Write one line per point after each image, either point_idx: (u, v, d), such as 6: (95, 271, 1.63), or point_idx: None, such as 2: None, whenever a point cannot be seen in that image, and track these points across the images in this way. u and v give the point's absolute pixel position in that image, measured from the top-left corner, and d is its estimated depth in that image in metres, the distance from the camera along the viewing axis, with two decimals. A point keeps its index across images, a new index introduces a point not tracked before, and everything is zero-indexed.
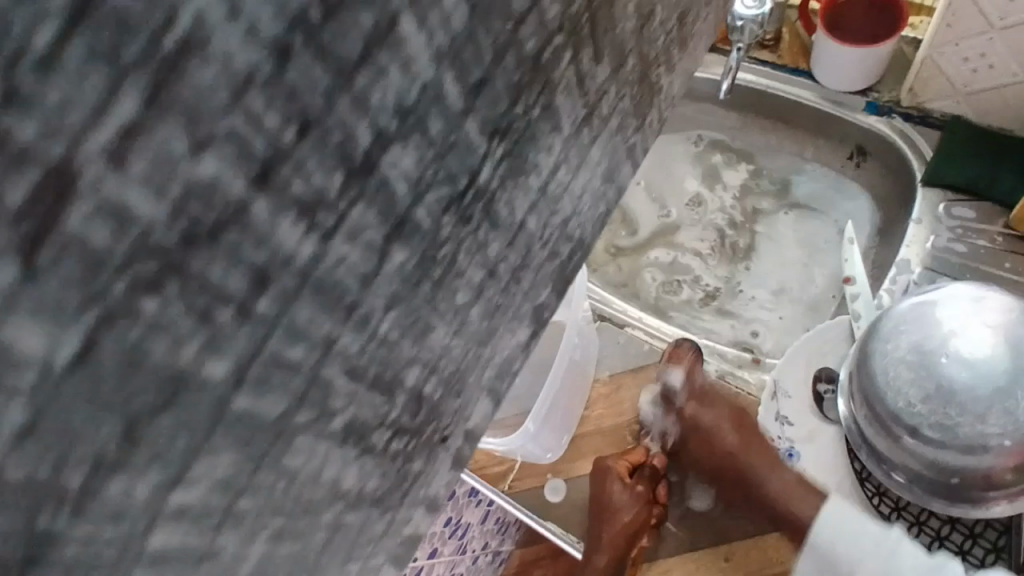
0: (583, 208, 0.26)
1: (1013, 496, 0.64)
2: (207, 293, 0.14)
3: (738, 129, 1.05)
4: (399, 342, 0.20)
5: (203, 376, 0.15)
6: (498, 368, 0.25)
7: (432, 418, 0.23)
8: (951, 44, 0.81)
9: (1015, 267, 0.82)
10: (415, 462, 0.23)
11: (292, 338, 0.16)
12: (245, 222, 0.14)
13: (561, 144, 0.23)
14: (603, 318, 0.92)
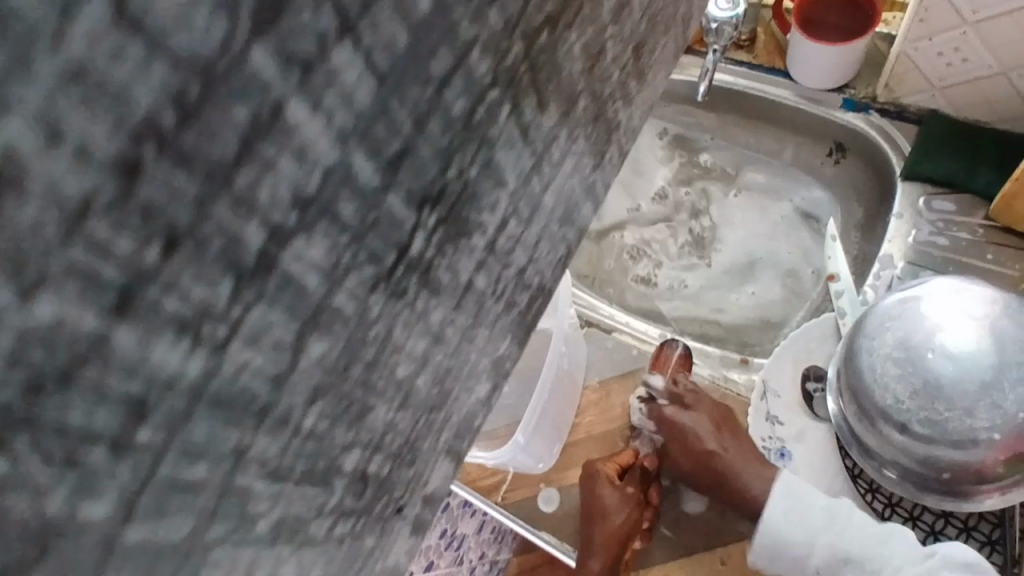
0: (541, 254, 0.24)
1: (1005, 489, 0.64)
2: (62, 441, 0.11)
3: (719, 129, 1.07)
4: (331, 432, 0.17)
5: (76, 527, 0.12)
6: (456, 429, 0.24)
7: (383, 490, 0.21)
8: (925, 40, 0.81)
9: (997, 259, 0.82)
10: (366, 539, 0.22)
11: (188, 461, 0.14)
12: (104, 353, 0.11)
13: (506, 200, 0.21)
14: (590, 323, 0.92)
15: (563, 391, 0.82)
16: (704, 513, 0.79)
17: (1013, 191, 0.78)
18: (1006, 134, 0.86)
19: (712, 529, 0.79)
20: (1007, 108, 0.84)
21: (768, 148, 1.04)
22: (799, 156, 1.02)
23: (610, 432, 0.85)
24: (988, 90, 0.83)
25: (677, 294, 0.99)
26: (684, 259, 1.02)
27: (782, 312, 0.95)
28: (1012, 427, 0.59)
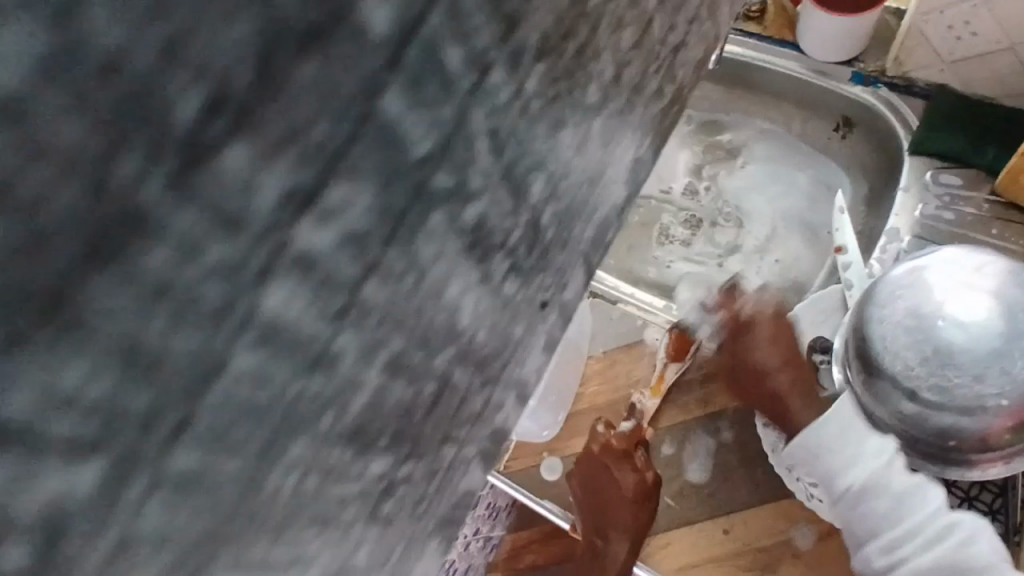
0: (610, 164, 0.22)
1: (1009, 457, 0.64)
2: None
3: (721, 101, 1.05)
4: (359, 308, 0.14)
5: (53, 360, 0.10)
6: (528, 369, 0.21)
7: (450, 414, 0.19)
8: (936, 12, 0.80)
9: (1002, 234, 0.83)
10: (431, 484, 0.19)
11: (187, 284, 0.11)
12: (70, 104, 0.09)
13: (584, 108, 0.19)
14: (595, 294, 0.90)
15: (569, 359, 0.82)
16: (708, 482, 0.80)
17: (1019, 166, 0.78)
18: (1013, 111, 0.86)
19: (714, 498, 0.79)
20: (1017, 85, 0.84)
21: (774, 123, 1.03)
22: (806, 130, 1.00)
23: (615, 402, 0.84)
24: (997, 67, 0.83)
25: (681, 248, 1.00)
26: (685, 227, 1.01)
27: (797, 270, 0.96)
28: (1020, 394, 0.59)
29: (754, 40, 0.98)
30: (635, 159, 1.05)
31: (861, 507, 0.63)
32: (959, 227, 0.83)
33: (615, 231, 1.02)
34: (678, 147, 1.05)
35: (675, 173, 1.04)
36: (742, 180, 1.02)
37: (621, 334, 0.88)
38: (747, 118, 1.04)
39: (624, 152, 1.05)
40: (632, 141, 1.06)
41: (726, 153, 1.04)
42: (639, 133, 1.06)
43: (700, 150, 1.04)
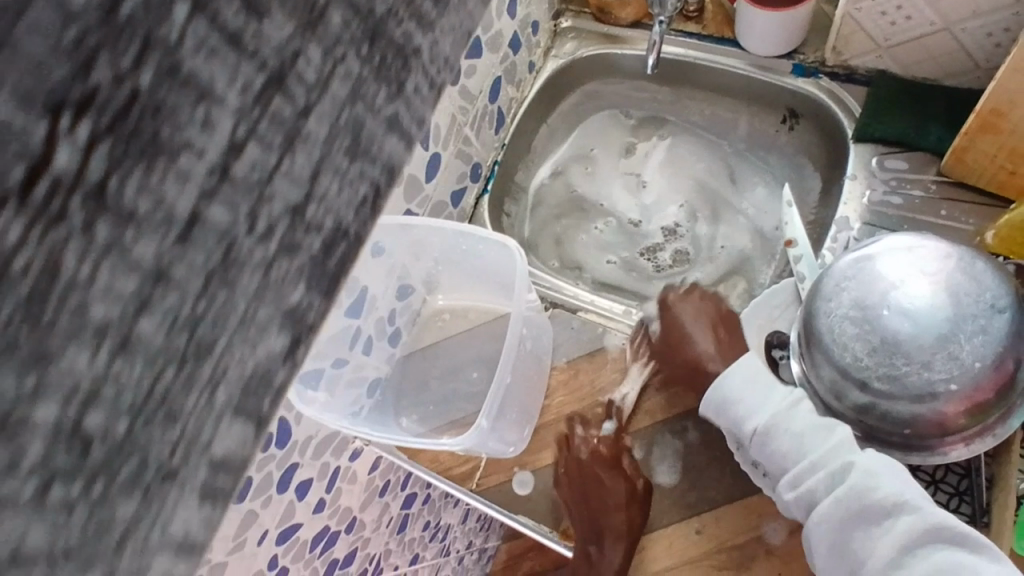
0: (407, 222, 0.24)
1: (969, 439, 0.65)
2: None
3: (670, 102, 1.06)
4: None
5: None
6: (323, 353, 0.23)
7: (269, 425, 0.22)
8: (868, 0, 0.80)
9: (951, 214, 0.83)
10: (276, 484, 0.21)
11: None
12: None
13: None
14: (555, 305, 0.91)
15: (528, 373, 0.82)
16: (677, 484, 0.79)
17: (963, 144, 0.79)
18: (951, 90, 0.87)
19: (685, 499, 0.79)
20: (954, 65, 0.84)
21: (723, 120, 1.04)
22: (754, 125, 1.02)
23: (582, 412, 0.84)
24: (934, 47, 0.83)
25: (633, 252, 1.03)
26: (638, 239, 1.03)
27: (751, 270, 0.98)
28: (970, 378, 0.60)
29: (695, 39, 0.99)
30: (599, 163, 1.08)
31: (767, 450, 0.66)
32: (911, 209, 0.84)
33: (566, 236, 1.04)
34: (641, 153, 1.07)
35: (630, 183, 1.06)
36: (694, 186, 1.05)
37: (584, 342, 0.88)
38: (698, 117, 1.05)
39: (585, 154, 1.09)
40: (591, 150, 1.09)
41: (677, 160, 1.06)
42: (598, 142, 1.09)
43: (650, 161, 1.07)
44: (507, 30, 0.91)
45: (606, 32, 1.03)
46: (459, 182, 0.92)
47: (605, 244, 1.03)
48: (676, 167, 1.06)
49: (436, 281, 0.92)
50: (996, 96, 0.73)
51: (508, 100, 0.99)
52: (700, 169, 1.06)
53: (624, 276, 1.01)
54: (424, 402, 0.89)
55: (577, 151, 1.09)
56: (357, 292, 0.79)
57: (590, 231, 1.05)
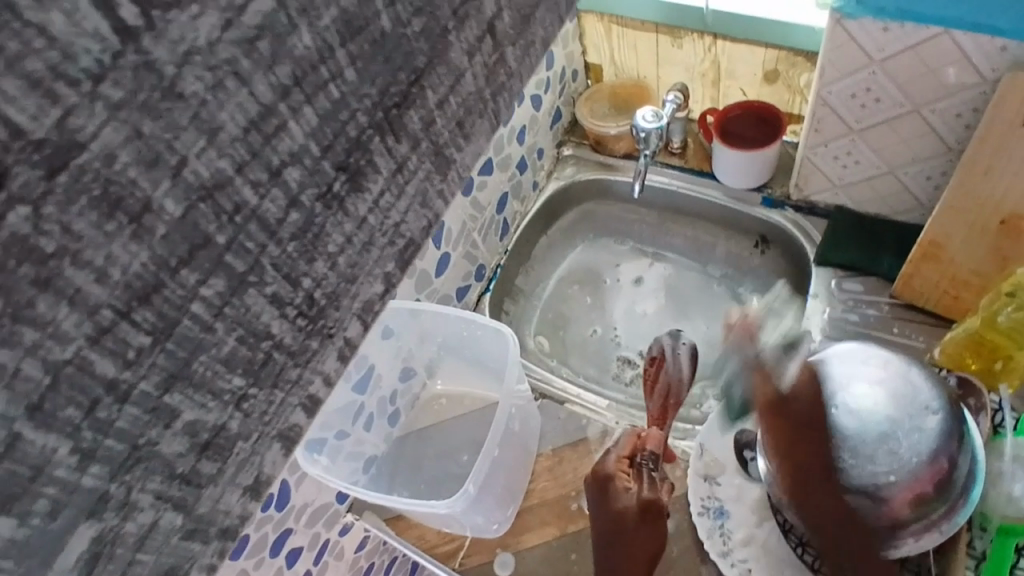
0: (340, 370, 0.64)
1: (919, 534, 0.70)
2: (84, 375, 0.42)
3: (656, 225, 1.19)
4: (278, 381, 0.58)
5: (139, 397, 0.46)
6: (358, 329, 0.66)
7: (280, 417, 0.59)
8: (822, 146, 0.95)
9: (902, 331, 0.94)
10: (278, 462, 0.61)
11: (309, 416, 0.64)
12: (56, 330, 0.40)
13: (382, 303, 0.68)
14: (543, 395, 0.99)
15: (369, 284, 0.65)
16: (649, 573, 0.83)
17: (909, 271, 0.92)
18: (902, 225, 0.99)
19: None
20: (900, 204, 0.97)
21: (703, 242, 1.16)
22: (730, 249, 1.14)
23: (563, 498, 0.90)
24: (881, 188, 0.96)
25: (608, 358, 1.11)
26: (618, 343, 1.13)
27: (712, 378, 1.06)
28: (907, 472, 0.68)
29: (679, 171, 1.13)
30: (605, 271, 1.19)
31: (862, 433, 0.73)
32: (867, 326, 0.94)
33: (575, 346, 1.13)
34: (634, 263, 1.19)
35: (639, 297, 1.16)
36: (698, 313, 1.13)
37: (570, 431, 0.95)
38: (680, 239, 1.17)
39: (594, 266, 1.20)
40: (602, 257, 1.20)
41: (670, 279, 1.17)
42: (593, 251, 1.21)
43: (649, 279, 1.17)
44: (515, 153, 1.06)
45: (601, 161, 1.18)
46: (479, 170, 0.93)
47: (596, 346, 1.13)
48: (665, 286, 1.16)
49: (436, 366, 1.00)
50: (933, 232, 0.87)
51: (512, 213, 1.12)
52: (704, 293, 1.14)
53: (617, 387, 1.08)
54: (416, 481, 0.94)
55: (586, 265, 1.20)
56: (364, 370, 0.88)
57: (586, 335, 1.14)
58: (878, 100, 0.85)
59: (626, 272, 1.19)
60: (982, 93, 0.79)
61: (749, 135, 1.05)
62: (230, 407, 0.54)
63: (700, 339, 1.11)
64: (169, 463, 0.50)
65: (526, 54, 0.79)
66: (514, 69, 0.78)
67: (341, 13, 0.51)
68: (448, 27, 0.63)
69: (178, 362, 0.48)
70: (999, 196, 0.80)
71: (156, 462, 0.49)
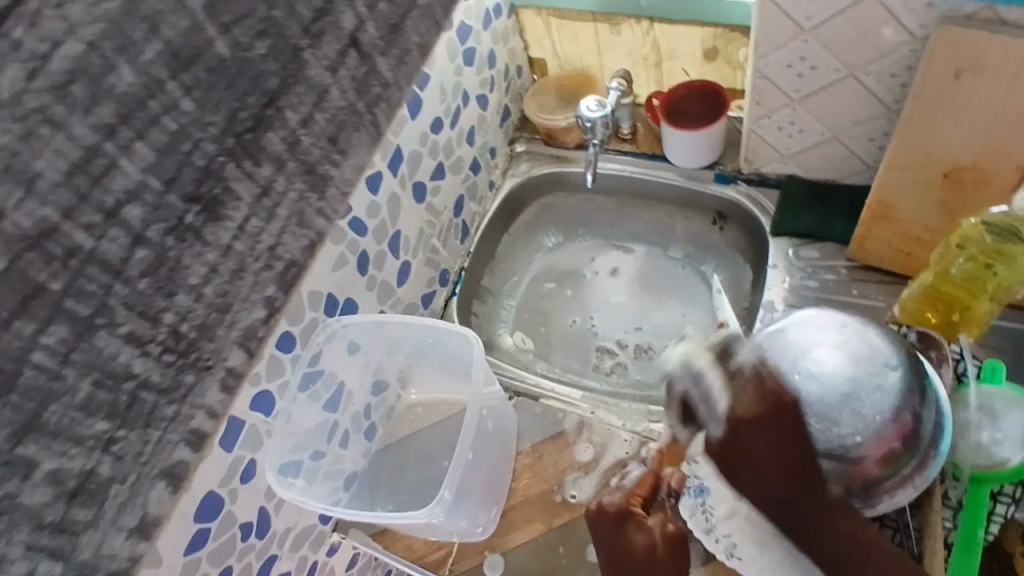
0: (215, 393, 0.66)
1: (894, 491, 0.72)
2: None
3: (616, 212, 1.19)
4: (151, 408, 0.61)
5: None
6: (240, 337, 0.68)
7: (156, 456, 0.62)
8: (765, 118, 0.96)
9: (862, 293, 0.96)
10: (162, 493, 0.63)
11: (198, 446, 0.66)
12: None
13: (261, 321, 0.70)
14: (518, 394, 0.99)
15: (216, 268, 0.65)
16: None
17: (862, 234, 0.94)
18: (851, 188, 1.00)
19: None
20: (848, 167, 0.98)
21: (664, 225, 1.17)
22: (689, 229, 1.15)
23: (545, 493, 0.90)
24: (828, 153, 0.98)
25: (586, 349, 1.11)
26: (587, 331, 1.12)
27: None
28: (872, 431, 0.69)
29: (632, 156, 1.14)
30: (579, 266, 1.19)
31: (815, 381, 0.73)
32: (826, 292, 0.96)
33: (549, 340, 1.13)
34: (608, 255, 1.19)
35: (620, 290, 1.16)
36: (668, 295, 1.13)
37: (548, 425, 0.96)
38: (641, 222, 1.18)
39: (566, 262, 1.19)
40: (572, 251, 1.20)
41: (644, 267, 1.17)
42: (563, 244, 1.20)
43: (627, 269, 1.17)
44: (466, 154, 1.06)
45: (554, 153, 1.19)
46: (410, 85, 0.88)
47: (576, 340, 1.12)
48: (641, 275, 1.16)
49: (409, 376, 1.00)
50: (882, 193, 0.88)
51: (470, 215, 1.12)
52: (673, 276, 1.15)
53: (600, 378, 1.08)
54: (399, 492, 0.94)
55: (560, 262, 1.19)
56: (334, 387, 0.88)
57: (568, 331, 1.13)
58: (814, 68, 0.87)
59: (603, 265, 1.18)
60: (914, 51, 0.80)
61: (696, 114, 1.06)
62: (97, 452, 0.57)
63: (677, 324, 1.11)
64: (36, 514, 0.53)
65: (401, 62, 0.83)
66: (389, 79, 0.81)
67: (166, 46, 0.56)
68: (301, 45, 0.68)
69: (26, 413, 0.51)
70: (940, 150, 0.82)
71: (19, 514, 0.52)
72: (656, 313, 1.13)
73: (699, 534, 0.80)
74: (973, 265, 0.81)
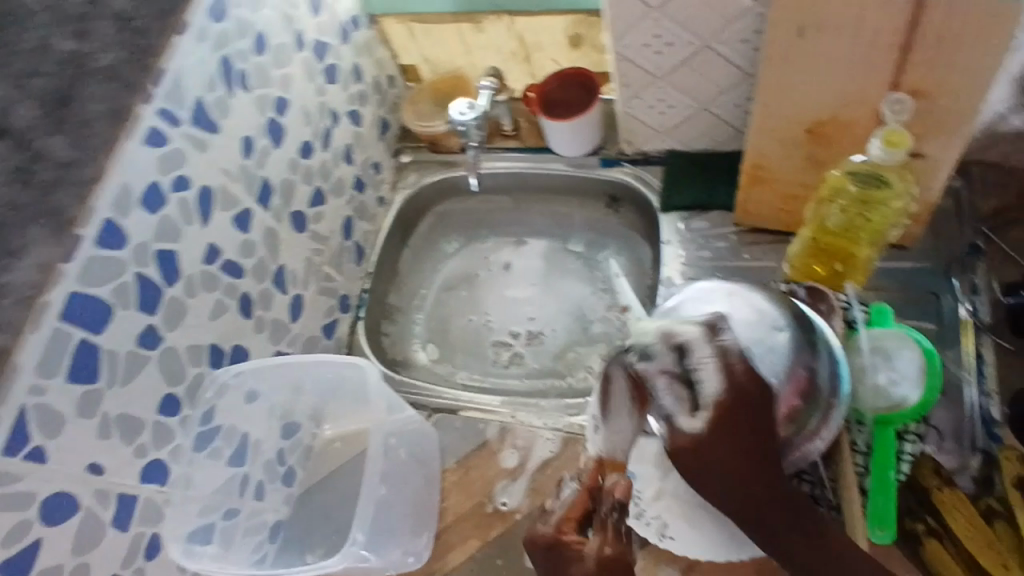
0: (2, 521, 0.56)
1: (806, 447, 0.74)
2: None
3: (512, 209, 1.18)
4: None
5: None
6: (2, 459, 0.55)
7: None
8: (635, 99, 0.97)
9: (753, 256, 0.98)
10: None
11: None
12: None
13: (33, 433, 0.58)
14: (439, 411, 0.97)
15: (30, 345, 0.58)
16: None
17: (744, 198, 0.96)
18: (730, 155, 1.03)
19: None
20: (723, 135, 1.01)
21: (561, 215, 1.17)
22: (587, 216, 1.15)
23: (476, 507, 0.89)
24: (701, 125, 0.99)
25: (482, 346, 1.09)
26: (497, 333, 1.10)
27: (601, 345, 1.06)
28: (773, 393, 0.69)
29: (518, 152, 1.13)
30: (476, 266, 1.17)
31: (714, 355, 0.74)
32: (720, 260, 0.98)
33: (460, 345, 1.10)
34: (505, 250, 1.18)
35: (520, 282, 1.14)
36: (564, 280, 1.13)
37: (470, 437, 0.94)
38: (539, 215, 1.17)
39: (465, 265, 1.17)
40: (471, 252, 1.18)
41: (541, 256, 1.16)
42: (463, 248, 1.19)
43: (518, 261, 1.16)
44: (346, 174, 1.02)
45: (441, 159, 1.17)
46: (265, 112, 0.85)
47: (478, 341, 1.10)
48: (541, 266, 1.15)
49: (322, 412, 0.96)
50: (754, 155, 0.91)
51: (363, 234, 1.09)
52: (565, 261, 1.15)
53: (499, 377, 1.06)
54: (328, 534, 0.90)
55: (462, 265, 1.17)
56: (238, 440, 0.83)
57: (467, 332, 1.11)
58: (669, 44, 0.88)
59: (498, 260, 1.17)
60: (757, 15, 0.82)
61: (571, 103, 1.05)
62: None
63: (569, 308, 1.10)
64: None
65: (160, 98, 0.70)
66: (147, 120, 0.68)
67: None
68: None
69: None
70: (798, 109, 0.83)
71: None
72: (548, 301, 1.11)
73: (631, 522, 0.80)
74: (846, 215, 0.84)
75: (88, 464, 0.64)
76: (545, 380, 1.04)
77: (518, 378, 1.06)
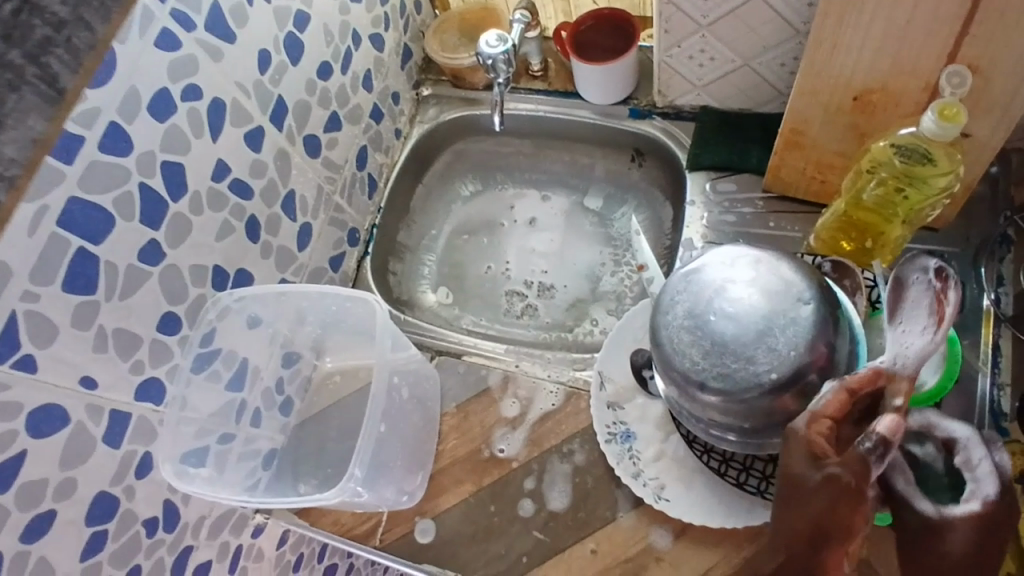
0: None
1: None
2: None
3: (532, 155, 1.14)
4: None
5: None
6: None
7: None
8: (675, 48, 0.92)
9: (779, 224, 0.94)
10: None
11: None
12: None
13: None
14: (440, 352, 0.96)
15: (22, 250, 0.56)
16: (568, 508, 0.83)
17: (776, 163, 0.92)
18: (766, 117, 0.98)
19: (578, 521, 0.82)
20: (761, 95, 0.96)
21: (583, 165, 1.13)
22: (609, 169, 1.11)
23: (473, 452, 0.88)
24: (739, 82, 0.95)
25: (496, 295, 1.07)
26: (510, 281, 1.08)
27: (612, 302, 1.03)
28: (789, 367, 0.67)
29: (544, 95, 1.08)
30: (493, 213, 1.14)
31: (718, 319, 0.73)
32: (744, 225, 0.94)
33: (467, 291, 1.08)
34: (520, 199, 1.14)
35: (537, 235, 1.11)
36: (583, 235, 1.10)
37: (471, 383, 0.93)
38: (559, 163, 1.13)
39: (479, 209, 1.14)
40: (486, 198, 1.15)
41: (560, 209, 1.13)
42: (480, 192, 1.15)
43: (540, 212, 1.13)
44: (365, 101, 0.98)
45: (462, 96, 1.12)
46: (283, 27, 0.81)
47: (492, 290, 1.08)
48: (560, 218, 1.12)
49: (323, 344, 0.94)
50: (792, 119, 0.86)
51: (377, 167, 1.05)
52: (586, 217, 1.12)
53: (516, 327, 1.04)
54: (321, 466, 0.89)
55: (477, 210, 1.14)
56: (237, 365, 0.82)
57: (480, 280, 1.09)
58: None
59: (518, 210, 1.14)
60: None
61: (606, 46, 1.00)
62: None
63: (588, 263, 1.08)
64: None
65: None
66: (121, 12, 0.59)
67: None
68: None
69: None
70: (847, 74, 0.79)
71: None
72: (565, 255, 1.09)
73: (628, 479, 0.81)
74: (884, 191, 0.80)
75: (81, 378, 0.62)
76: (550, 334, 1.03)
77: (527, 330, 1.04)
